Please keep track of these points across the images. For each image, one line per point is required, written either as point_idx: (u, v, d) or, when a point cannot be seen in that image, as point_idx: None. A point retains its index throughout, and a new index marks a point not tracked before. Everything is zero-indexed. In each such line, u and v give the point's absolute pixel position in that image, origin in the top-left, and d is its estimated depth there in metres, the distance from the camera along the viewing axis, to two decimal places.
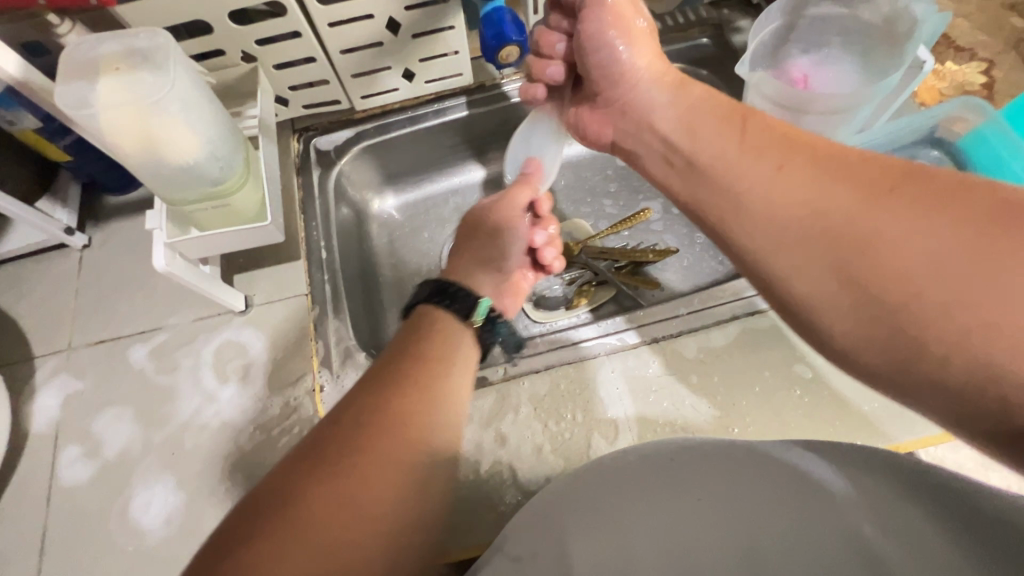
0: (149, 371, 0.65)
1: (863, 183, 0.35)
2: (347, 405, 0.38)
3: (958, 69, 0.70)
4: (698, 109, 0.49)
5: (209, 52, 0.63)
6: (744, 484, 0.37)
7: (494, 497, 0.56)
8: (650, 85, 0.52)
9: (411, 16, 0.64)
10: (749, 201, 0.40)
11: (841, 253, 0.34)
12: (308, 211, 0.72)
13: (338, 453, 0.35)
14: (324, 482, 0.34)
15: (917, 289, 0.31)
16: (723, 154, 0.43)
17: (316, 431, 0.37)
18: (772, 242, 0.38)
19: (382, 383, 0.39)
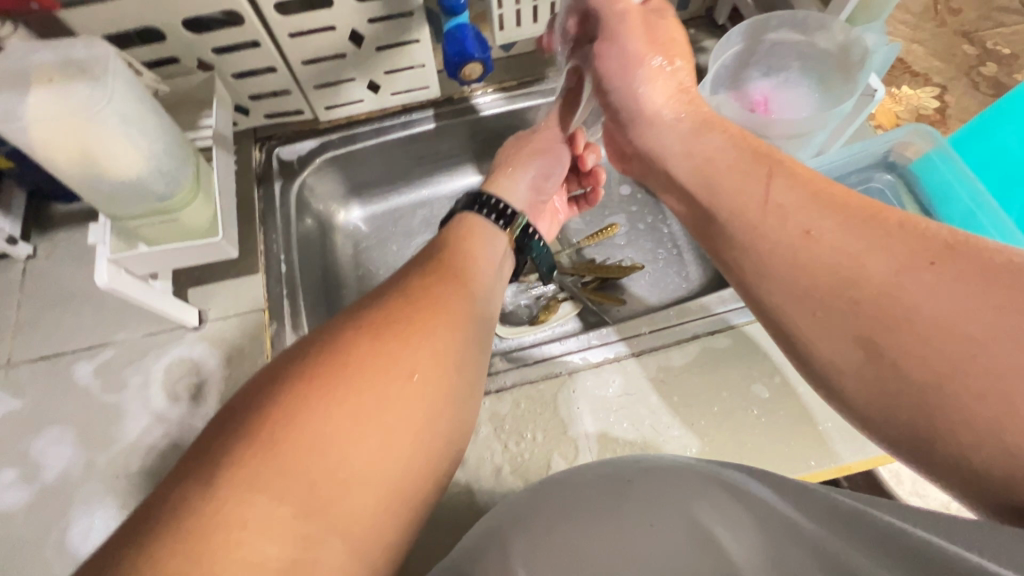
0: (94, 388, 0.62)
1: (897, 253, 0.34)
2: (364, 351, 0.38)
3: (914, 94, 0.71)
4: (714, 153, 0.47)
5: (162, 59, 0.60)
6: (694, 507, 0.36)
7: (450, 519, 0.55)
8: (669, 124, 0.51)
9: (374, 29, 0.63)
10: (771, 254, 0.39)
11: (863, 314, 0.34)
12: (268, 223, 0.70)
13: (360, 408, 0.35)
14: (345, 432, 0.34)
15: (937, 359, 0.31)
16: (746, 205, 0.42)
17: (333, 383, 0.36)
18: (792, 291, 0.38)
19: (397, 333, 0.40)
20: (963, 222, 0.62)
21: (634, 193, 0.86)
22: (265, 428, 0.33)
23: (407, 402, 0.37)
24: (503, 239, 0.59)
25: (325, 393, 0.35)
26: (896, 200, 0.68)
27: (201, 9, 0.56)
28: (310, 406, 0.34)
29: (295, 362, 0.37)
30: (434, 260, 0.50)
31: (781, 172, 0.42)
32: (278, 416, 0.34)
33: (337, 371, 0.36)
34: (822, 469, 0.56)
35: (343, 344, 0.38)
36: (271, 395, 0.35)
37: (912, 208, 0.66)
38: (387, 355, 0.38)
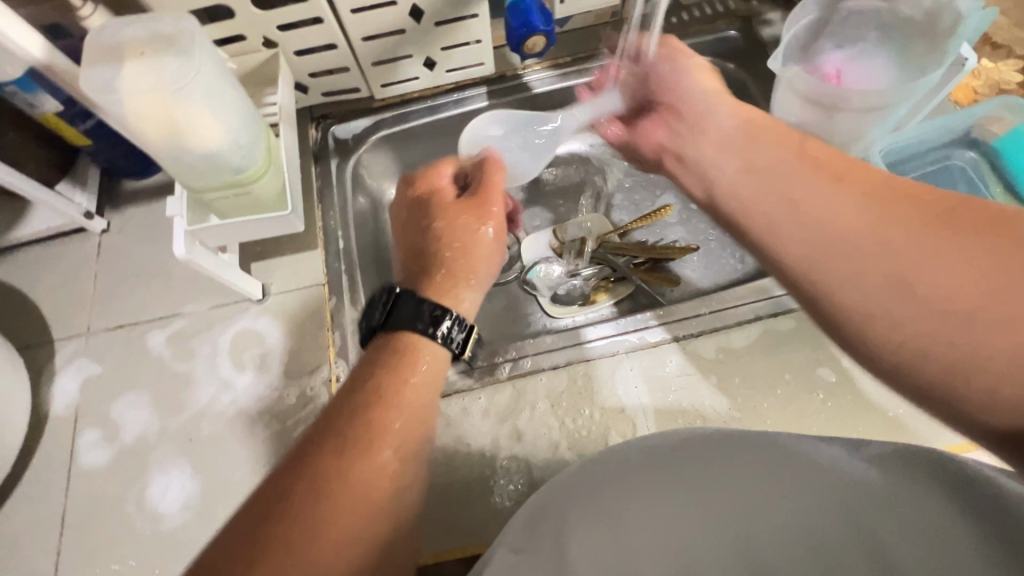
0: (167, 357, 0.65)
1: (922, 206, 0.37)
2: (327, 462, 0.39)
3: (994, 68, 0.67)
4: (744, 129, 0.51)
5: (230, 37, 0.62)
6: (756, 478, 0.36)
7: (508, 489, 0.56)
8: (706, 105, 0.55)
9: (433, 4, 0.63)
10: (803, 209, 0.42)
11: (878, 275, 0.37)
12: (326, 200, 0.72)
13: (328, 518, 0.37)
14: (318, 541, 0.36)
15: (951, 308, 0.34)
16: (779, 167, 0.46)
17: (303, 501, 0.37)
18: (812, 249, 0.40)
19: (362, 436, 0.41)
20: None
21: None
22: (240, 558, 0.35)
23: (376, 499, 0.39)
24: (433, 345, 0.48)
25: (293, 516, 0.36)
26: (980, 180, 0.64)
27: None
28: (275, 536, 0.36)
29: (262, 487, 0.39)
30: (393, 341, 0.49)
31: (797, 150, 0.46)
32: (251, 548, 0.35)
33: (305, 489, 0.38)
34: None
35: (316, 453, 0.40)
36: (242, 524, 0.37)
37: (998, 190, 0.62)
38: (351, 460, 0.40)
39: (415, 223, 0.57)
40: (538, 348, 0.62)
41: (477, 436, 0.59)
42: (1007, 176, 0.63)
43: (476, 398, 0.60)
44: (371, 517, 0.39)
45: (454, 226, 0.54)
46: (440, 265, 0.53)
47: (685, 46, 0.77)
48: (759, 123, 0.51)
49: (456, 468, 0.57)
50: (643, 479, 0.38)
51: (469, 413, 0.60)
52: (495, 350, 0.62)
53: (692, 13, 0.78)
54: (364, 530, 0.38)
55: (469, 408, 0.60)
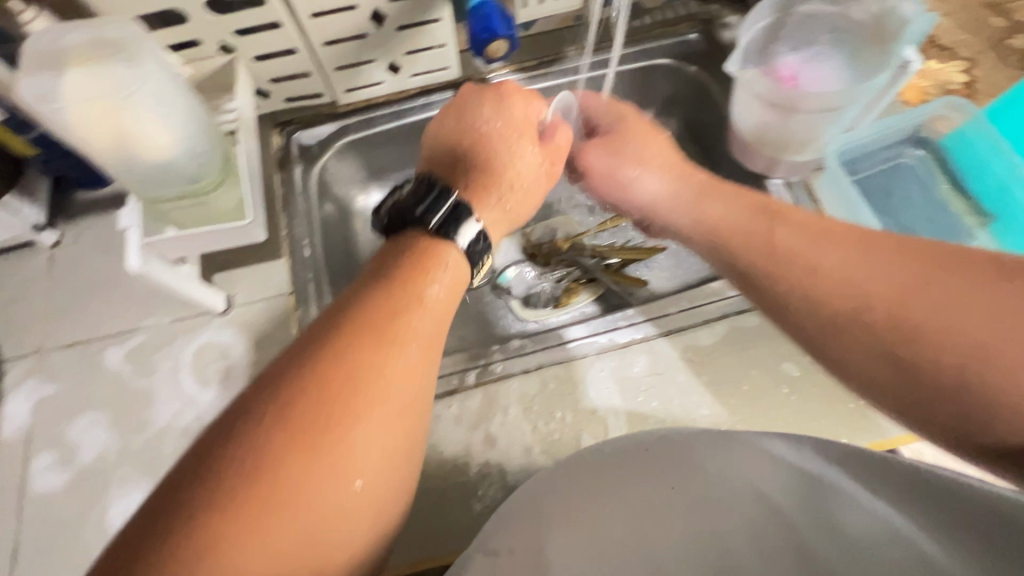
0: (125, 374, 0.63)
1: (898, 272, 0.39)
2: (345, 374, 0.37)
3: (939, 69, 0.70)
4: (709, 194, 0.53)
5: (184, 42, 0.60)
6: (728, 476, 0.39)
7: (483, 496, 0.56)
8: (648, 172, 0.57)
9: (395, 8, 0.63)
10: (792, 290, 0.44)
11: (884, 332, 0.38)
12: (291, 208, 0.71)
13: (350, 441, 0.36)
14: (343, 463, 0.35)
15: (963, 362, 0.35)
16: (754, 242, 0.48)
17: (323, 416, 0.35)
18: (814, 327, 0.42)
19: (381, 348, 0.39)
20: (997, 198, 0.62)
21: None
22: (264, 476, 0.33)
23: (398, 418, 0.38)
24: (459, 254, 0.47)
25: (315, 437, 0.35)
26: (928, 177, 0.66)
27: None
28: (300, 453, 0.34)
29: (272, 400, 0.35)
30: (424, 240, 0.46)
31: (780, 222, 0.48)
32: (270, 468, 0.33)
33: (326, 405, 0.36)
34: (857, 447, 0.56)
35: (332, 362, 0.37)
36: (253, 437, 0.34)
37: (944, 186, 0.65)
38: (373, 370, 0.38)
39: (479, 129, 0.54)
40: (510, 353, 0.62)
41: (450, 443, 0.58)
42: (954, 173, 0.66)
43: (448, 405, 0.60)
44: (394, 438, 0.38)
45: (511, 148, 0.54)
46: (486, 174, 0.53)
47: (648, 49, 0.78)
48: (738, 196, 0.52)
49: (430, 476, 0.57)
50: (620, 476, 0.40)
51: (441, 420, 0.59)
52: (465, 356, 0.62)
53: (653, 16, 0.79)
54: (388, 453, 0.38)
55: (441, 415, 0.59)
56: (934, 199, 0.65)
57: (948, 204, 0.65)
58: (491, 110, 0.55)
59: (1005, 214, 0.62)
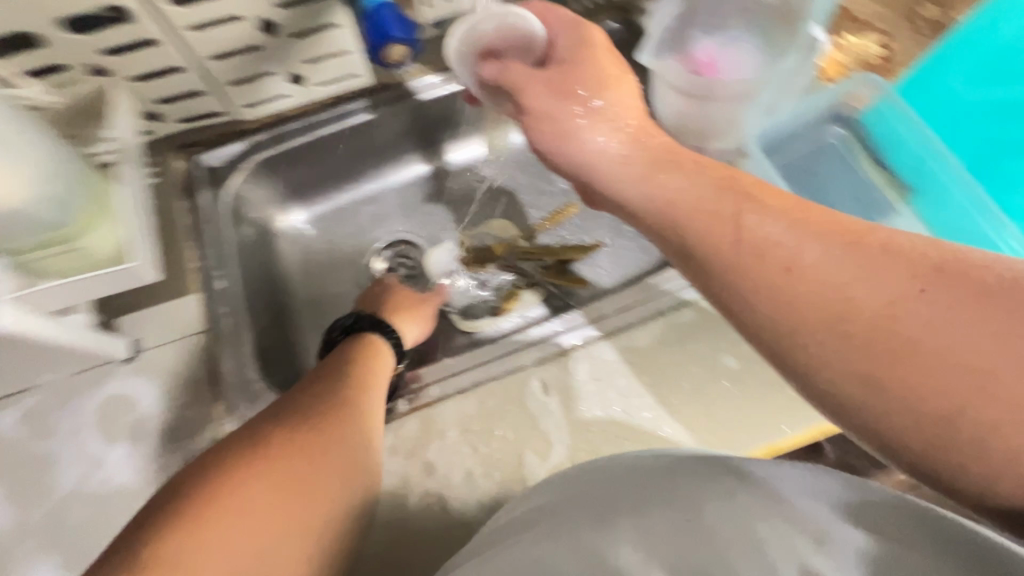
0: (22, 440, 0.57)
1: (886, 281, 0.32)
2: (307, 412, 0.49)
3: (858, 43, 0.68)
4: (657, 163, 0.43)
5: (46, 68, 0.53)
6: (755, 505, 0.32)
7: (424, 529, 0.53)
8: (601, 136, 0.47)
9: (286, 17, 0.57)
10: (756, 288, 0.35)
11: (866, 348, 0.32)
12: (199, 238, 0.65)
13: (302, 458, 0.44)
14: (293, 474, 0.43)
15: (949, 390, 0.29)
16: (711, 227, 0.38)
17: (281, 455, 0.44)
18: (776, 333, 0.35)
19: (336, 395, 0.51)
20: (914, 170, 0.63)
21: None
22: (225, 480, 0.41)
23: (345, 446, 0.47)
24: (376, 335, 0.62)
25: (272, 452, 0.43)
26: (850, 155, 0.67)
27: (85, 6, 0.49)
28: (264, 461, 0.43)
29: (241, 433, 0.45)
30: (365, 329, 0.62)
31: (746, 203, 0.38)
32: (233, 470, 0.41)
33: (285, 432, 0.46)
34: (796, 434, 0.56)
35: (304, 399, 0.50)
36: (218, 458, 0.43)
37: (867, 163, 0.66)
38: (329, 403, 0.50)
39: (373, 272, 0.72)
40: (445, 373, 0.60)
41: (387, 476, 0.55)
42: (874, 149, 0.66)
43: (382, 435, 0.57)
44: (343, 462, 0.46)
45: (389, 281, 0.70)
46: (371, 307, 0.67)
47: None
48: (697, 171, 0.42)
49: None
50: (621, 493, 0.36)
51: None
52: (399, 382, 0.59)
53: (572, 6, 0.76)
54: (337, 477, 0.45)
55: None
56: (856, 175, 0.66)
57: (869, 178, 0.66)
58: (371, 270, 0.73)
59: (923, 186, 0.63)
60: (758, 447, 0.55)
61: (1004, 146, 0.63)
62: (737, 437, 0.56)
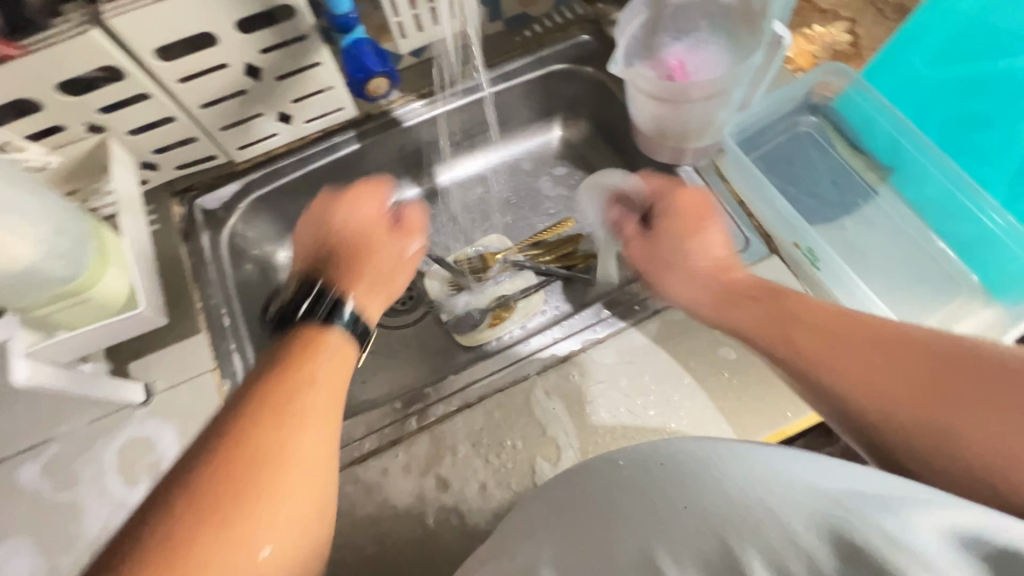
0: (45, 490, 0.58)
1: (916, 384, 0.39)
2: (238, 461, 0.39)
3: (825, 32, 0.73)
4: (717, 284, 0.54)
5: (47, 130, 0.56)
6: (735, 484, 0.33)
7: (444, 543, 0.54)
8: (673, 263, 0.57)
9: (270, 60, 0.60)
10: (828, 393, 0.43)
11: (919, 441, 0.38)
12: (202, 279, 0.67)
13: (256, 522, 0.37)
14: (245, 547, 0.37)
15: (994, 483, 0.34)
16: (780, 342, 0.47)
17: (205, 525, 0.36)
18: (858, 428, 0.42)
19: (265, 425, 0.40)
20: (892, 157, 0.65)
21: (568, 174, 0.85)
22: (163, 574, 0.34)
23: (305, 492, 0.41)
24: (344, 334, 0.49)
25: (211, 528, 0.36)
26: (827, 142, 0.68)
27: (78, 67, 0.52)
28: (186, 532, 0.35)
29: (166, 509, 0.36)
30: (313, 328, 0.48)
31: (798, 320, 0.46)
32: (173, 560, 0.34)
33: (222, 493, 0.37)
34: (800, 418, 0.57)
35: (235, 436, 0.40)
36: (149, 543, 0.35)
37: (846, 150, 0.67)
38: (274, 447, 0.40)
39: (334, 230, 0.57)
40: (452, 390, 0.61)
41: (402, 495, 0.56)
42: (851, 134, 0.67)
43: (396, 454, 0.58)
44: (307, 512, 0.40)
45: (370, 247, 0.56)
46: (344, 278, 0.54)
47: (544, 56, 0.78)
48: (749, 295, 0.51)
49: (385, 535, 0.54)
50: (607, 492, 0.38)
51: (390, 472, 0.57)
52: (408, 401, 0.60)
53: (543, 24, 0.79)
54: (299, 534, 0.40)
55: (390, 467, 0.57)
56: (837, 163, 0.67)
57: (849, 164, 0.67)
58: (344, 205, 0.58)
59: (903, 166, 0.64)
60: (763, 436, 0.56)
61: (973, 120, 0.64)
62: (743, 429, 0.57)
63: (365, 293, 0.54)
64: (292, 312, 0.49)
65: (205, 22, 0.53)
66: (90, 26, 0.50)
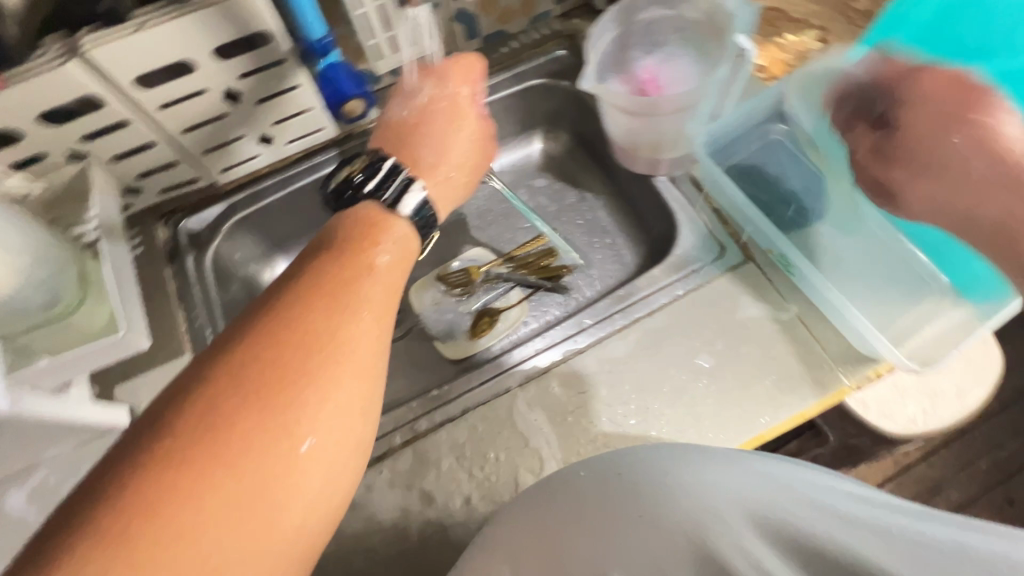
0: (31, 515, 0.58)
1: None
2: (294, 346, 0.42)
3: (796, 41, 0.74)
4: None
5: (28, 159, 0.57)
6: (690, 500, 0.44)
7: (429, 556, 0.55)
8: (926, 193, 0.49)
9: (249, 83, 0.61)
10: None
11: None
12: (188, 301, 0.68)
13: (303, 409, 0.40)
14: (291, 428, 0.39)
15: None
16: None
17: (265, 390, 0.40)
18: None
19: (320, 307, 0.44)
20: None
21: (550, 185, 0.86)
22: (216, 437, 0.37)
23: (355, 382, 0.43)
24: (408, 226, 0.53)
25: (265, 403, 0.39)
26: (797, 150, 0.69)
27: (57, 99, 0.53)
28: (246, 394, 0.39)
29: (226, 374, 0.40)
30: (374, 211, 0.53)
31: None
32: (227, 420, 0.38)
33: (276, 374, 0.40)
34: (777, 423, 0.57)
35: (294, 320, 0.43)
36: (208, 407, 0.38)
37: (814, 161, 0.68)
38: (329, 332, 0.43)
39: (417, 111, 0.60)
40: (435, 403, 0.61)
41: (387, 510, 0.56)
42: None
43: (380, 469, 0.58)
44: (353, 405, 0.42)
45: (445, 127, 0.59)
46: (411, 160, 0.58)
47: (521, 72, 0.80)
48: None
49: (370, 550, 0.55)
50: (585, 509, 0.46)
51: (374, 487, 0.58)
52: (392, 416, 0.61)
53: (519, 40, 0.81)
54: (343, 429, 0.42)
55: (374, 481, 0.58)
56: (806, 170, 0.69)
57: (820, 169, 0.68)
58: (429, 91, 0.60)
59: None
60: (739, 441, 0.57)
61: None
62: (721, 435, 0.57)
63: (432, 182, 0.58)
64: (365, 188, 0.54)
65: (182, 49, 0.54)
66: (69, 56, 0.51)
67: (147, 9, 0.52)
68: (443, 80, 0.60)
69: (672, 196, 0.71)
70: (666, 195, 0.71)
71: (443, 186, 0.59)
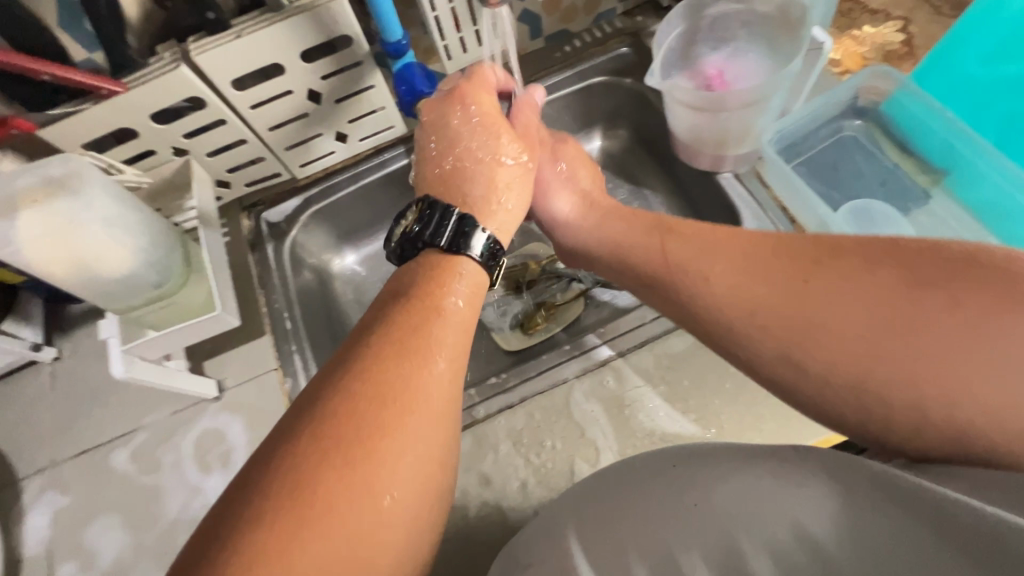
0: (132, 473, 0.65)
1: (844, 284, 0.39)
2: (370, 398, 0.39)
3: (876, 32, 0.71)
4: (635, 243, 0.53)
5: (139, 155, 0.64)
6: (731, 502, 0.37)
7: (487, 538, 0.56)
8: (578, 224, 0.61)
9: (330, 85, 0.66)
10: (802, 322, 0.39)
11: (848, 380, 0.37)
12: (267, 286, 0.73)
13: (385, 462, 0.37)
14: (371, 485, 0.36)
15: (879, 366, 0.36)
16: (727, 284, 0.44)
17: (344, 447, 0.37)
18: (786, 349, 0.40)
19: (394, 356, 0.42)
20: (945, 160, 0.63)
21: (608, 183, 0.87)
22: (303, 504, 0.34)
23: (429, 434, 0.40)
24: (476, 264, 0.52)
25: (345, 461, 0.36)
26: (874, 147, 0.67)
27: (167, 100, 0.59)
28: (325, 452, 0.36)
29: (302, 436, 0.37)
30: (437, 255, 0.51)
31: (692, 246, 0.48)
32: (308, 482, 0.35)
33: (356, 432, 0.38)
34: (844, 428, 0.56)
35: (368, 372, 0.40)
36: (290, 474, 0.35)
37: (894, 156, 0.66)
38: (402, 385, 0.41)
39: (456, 141, 0.59)
40: (492, 391, 0.63)
41: None
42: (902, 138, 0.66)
43: None
44: (428, 458, 0.40)
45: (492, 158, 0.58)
46: (459, 199, 0.56)
47: (583, 70, 0.81)
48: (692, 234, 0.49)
49: None
50: (636, 495, 0.40)
51: None
52: None
53: (583, 39, 0.82)
54: (421, 481, 0.39)
55: None
56: (884, 165, 0.66)
57: (899, 166, 0.66)
58: (467, 120, 0.60)
59: (955, 167, 0.62)
60: (809, 442, 0.56)
61: None
62: (782, 436, 0.56)
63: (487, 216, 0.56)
64: (423, 237, 0.52)
65: (274, 53, 0.59)
66: (179, 63, 0.56)
67: (245, 18, 0.57)
68: (464, 101, 0.60)
69: (735, 193, 0.68)
70: (729, 192, 0.69)
71: (503, 215, 0.57)
